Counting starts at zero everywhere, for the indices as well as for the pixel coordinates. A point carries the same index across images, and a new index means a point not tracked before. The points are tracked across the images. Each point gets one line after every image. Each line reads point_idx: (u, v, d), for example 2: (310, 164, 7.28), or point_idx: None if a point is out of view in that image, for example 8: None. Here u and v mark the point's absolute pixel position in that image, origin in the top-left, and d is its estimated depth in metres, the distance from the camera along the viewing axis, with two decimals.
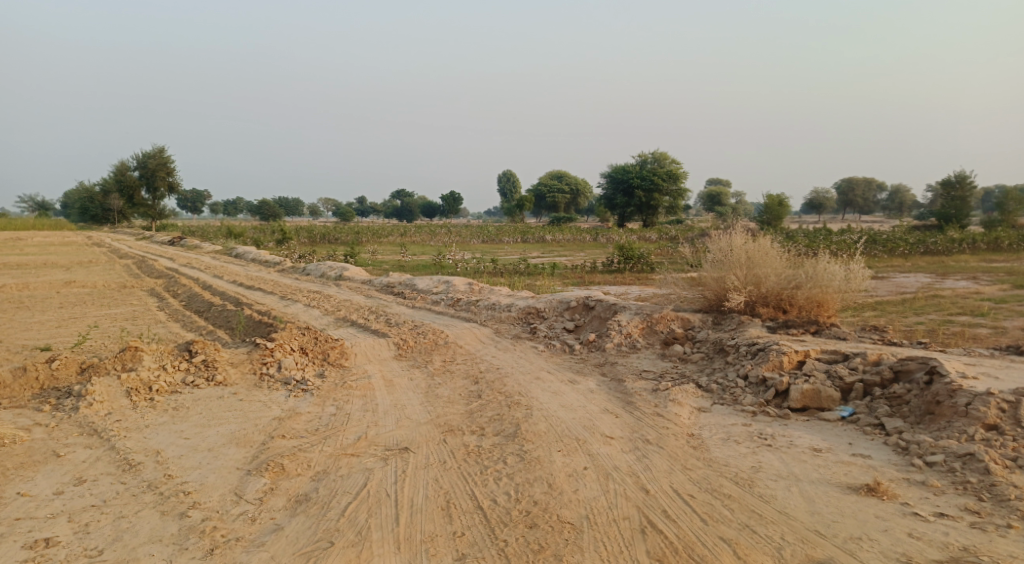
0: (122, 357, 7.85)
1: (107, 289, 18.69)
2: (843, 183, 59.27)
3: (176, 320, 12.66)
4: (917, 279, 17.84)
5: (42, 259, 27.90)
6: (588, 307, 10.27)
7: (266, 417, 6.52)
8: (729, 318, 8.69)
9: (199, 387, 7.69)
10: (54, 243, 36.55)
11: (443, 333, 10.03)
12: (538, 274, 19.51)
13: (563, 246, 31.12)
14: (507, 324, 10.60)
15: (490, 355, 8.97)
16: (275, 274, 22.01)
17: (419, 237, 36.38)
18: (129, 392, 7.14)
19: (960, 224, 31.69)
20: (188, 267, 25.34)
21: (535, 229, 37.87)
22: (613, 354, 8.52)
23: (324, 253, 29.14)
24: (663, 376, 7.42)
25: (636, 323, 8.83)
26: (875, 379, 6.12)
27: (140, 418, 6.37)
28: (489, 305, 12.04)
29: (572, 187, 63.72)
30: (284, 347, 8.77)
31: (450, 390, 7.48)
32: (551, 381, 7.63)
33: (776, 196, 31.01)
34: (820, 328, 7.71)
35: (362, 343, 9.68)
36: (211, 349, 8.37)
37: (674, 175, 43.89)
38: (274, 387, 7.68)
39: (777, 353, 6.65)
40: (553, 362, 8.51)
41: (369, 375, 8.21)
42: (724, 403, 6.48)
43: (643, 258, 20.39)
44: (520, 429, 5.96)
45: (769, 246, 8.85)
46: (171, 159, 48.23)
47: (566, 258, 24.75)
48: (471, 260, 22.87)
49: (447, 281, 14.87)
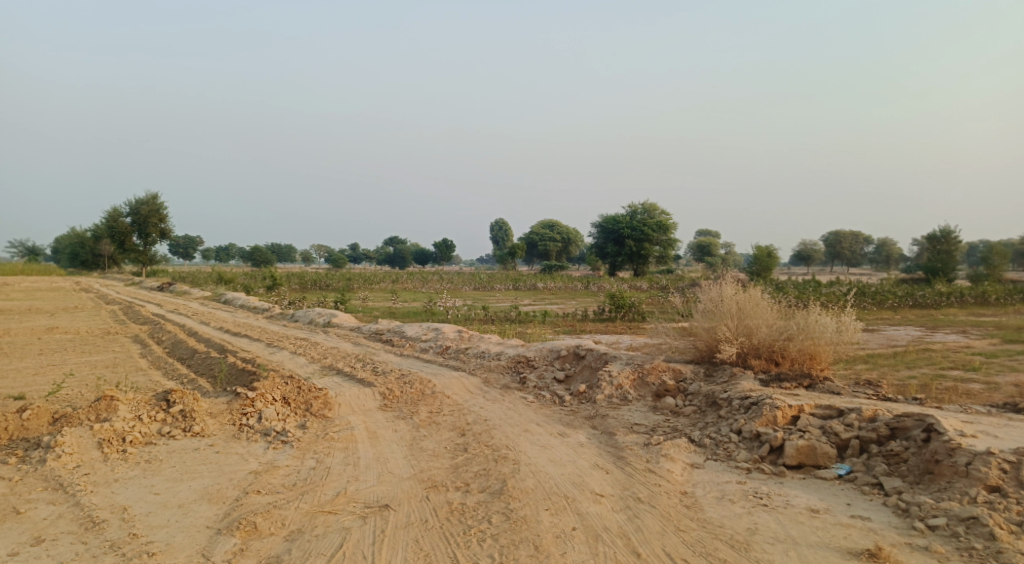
0: (97, 406, 7.59)
1: (90, 335, 18.37)
2: (831, 235, 59.90)
3: (158, 367, 12.37)
4: (907, 332, 17.81)
5: (27, 304, 27.55)
6: (579, 356, 10.10)
7: (242, 471, 6.26)
8: (721, 369, 8.54)
9: (175, 439, 7.42)
10: (41, 288, 36.23)
11: (431, 383, 9.82)
12: (529, 322, 19.37)
13: (554, 294, 31.06)
14: (496, 374, 10.39)
15: (478, 406, 8.75)
16: (263, 321, 21.77)
17: (411, 284, 36.29)
18: (101, 443, 6.87)
19: (947, 278, 31.92)
20: (175, 313, 25.05)
21: (526, 277, 37.86)
22: (604, 406, 8.32)
23: (314, 300, 28.95)
24: (655, 429, 7.22)
25: (627, 374, 8.67)
26: (871, 436, 5.96)
27: (110, 471, 6.10)
28: (478, 354, 11.85)
29: (563, 236, 64.07)
30: (266, 397, 8.52)
31: (436, 443, 7.24)
32: (540, 434, 7.41)
33: (765, 248, 31.22)
34: (813, 382, 7.56)
35: (346, 393, 9.44)
36: (190, 398, 8.12)
37: (665, 226, 44.21)
38: (252, 439, 7.42)
39: (771, 407, 6.49)
40: (542, 414, 8.30)
41: (352, 426, 7.96)
42: (718, 458, 6.28)
43: (634, 307, 20.32)
44: (507, 486, 5.73)
45: (761, 297, 8.77)
46: (164, 205, 48.25)
47: (557, 307, 24.65)
48: (462, 308, 22.73)
49: (436, 328, 14.70)
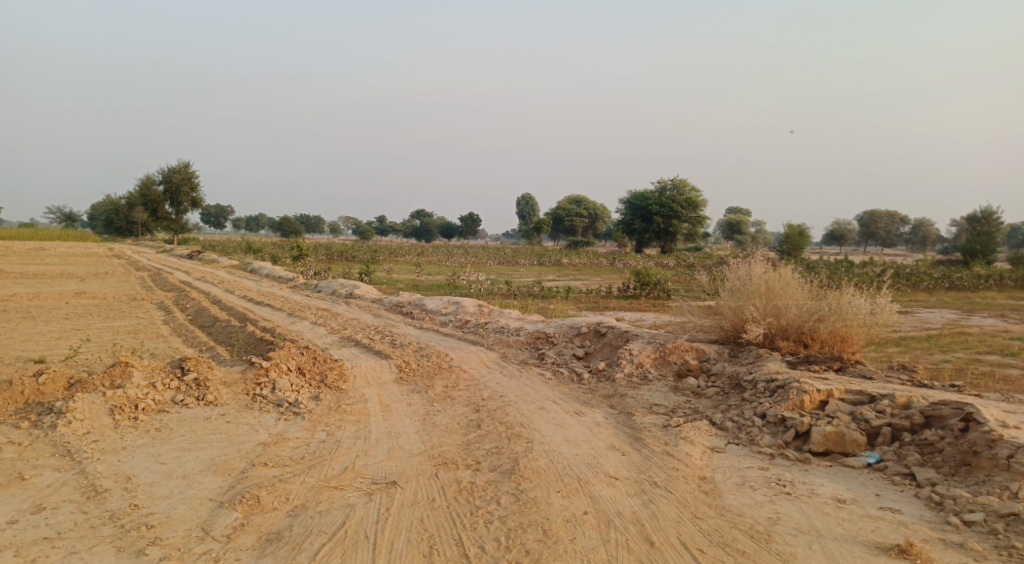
0: (111, 372, 7.56)
1: (116, 301, 18.55)
2: (865, 215, 58.46)
3: (179, 334, 12.37)
4: (942, 315, 17.23)
5: (60, 269, 27.98)
6: (599, 333, 9.85)
7: (251, 442, 6.16)
8: (746, 350, 8.24)
9: (187, 407, 7.35)
10: (75, 254, 36.81)
11: (448, 357, 9.66)
12: (552, 297, 19.13)
13: (579, 270, 30.75)
14: (514, 349, 10.19)
15: (494, 381, 8.57)
16: (287, 291, 21.83)
17: (436, 257, 36.19)
18: (113, 410, 6.83)
19: (985, 260, 30.91)
20: (201, 281, 25.24)
21: (551, 252, 37.57)
22: (623, 385, 8.09)
23: (339, 271, 29.02)
24: (675, 411, 6.98)
25: (648, 353, 8.44)
26: (904, 424, 5.65)
27: (119, 439, 6.04)
28: (498, 329, 11.65)
29: (591, 211, 63.42)
30: (280, 367, 8.43)
31: (449, 419, 7.08)
32: (556, 412, 7.21)
33: (796, 226, 30.47)
34: (844, 366, 7.23)
35: (363, 365, 9.33)
36: (204, 367, 8.05)
37: (694, 202, 43.43)
38: (264, 410, 7.33)
39: (798, 391, 6.19)
40: (559, 392, 8.09)
41: (366, 399, 7.83)
42: (740, 442, 6.03)
43: (659, 284, 19.95)
44: (519, 465, 5.55)
45: (790, 276, 8.41)
46: (196, 174, 48.66)
47: (581, 282, 24.36)
48: (485, 282, 22.55)
49: (457, 302, 14.53)
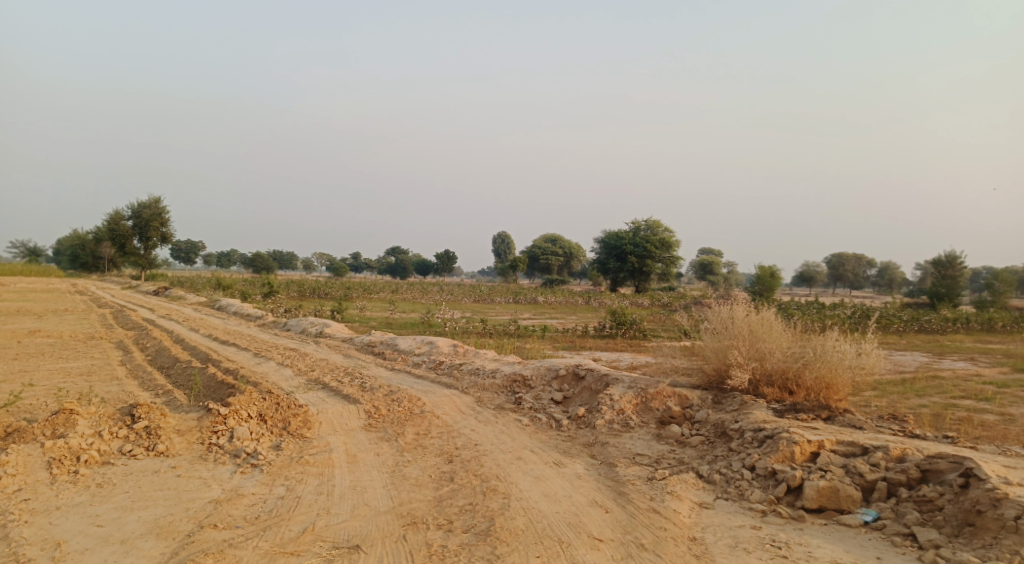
0: (53, 420, 7.00)
1: (73, 340, 17.75)
2: (833, 257, 59.36)
3: (135, 377, 11.73)
4: (914, 358, 17.18)
5: (17, 305, 26.94)
6: (578, 377, 9.49)
7: (202, 499, 5.65)
8: (730, 396, 7.93)
9: (135, 458, 6.80)
10: (36, 289, 35.64)
11: (420, 402, 9.20)
12: (528, 337, 18.77)
13: (554, 309, 30.55)
14: (490, 393, 9.76)
15: (469, 428, 8.12)
16: (255, 329, 21.17)
17: (410, 295, 35.72)
18: (51, 462, 6.28)
19: (951, 303, 31.35)
20: (166, 318, 24.42)
21: (526, 290, 37.32)
22: (604, 433, 7.72)
23: (310, 309, 28.39)
24: (659, 461, 6.62)
25: (629, 399, 8.09)
26: (900, 478, 5.36)
27: (53, 496, 5.50)
28: (473, 371, 11.21)
29: (566, 250, 63.64)
30: (240, 414, 7.91)
31: (420, 471, 6.62)
32: (533, 463, 6.79)
33: (768, 268, 30.65)
34: (832, 414, 6.94)
35: (329, 410, 8.83)
36: (156, 414, 7.52)
37: (667, 243, 43.70)
38: (220, 461, 6.80)
39: (788, 442, 5.88)
40: (537, 440, 7.68)
41: (331, 448, 7.34)
42: (729, 498, 5.67)
43: (635, 324, 19.71)
44: (494, 525, 5.14)
45: (773, 320, 8.16)
46: (167, 209, 47.74)
47: (557, 321, 24.06)
48: (460, 320, 22.14)
49: (430, 342, 14.08)
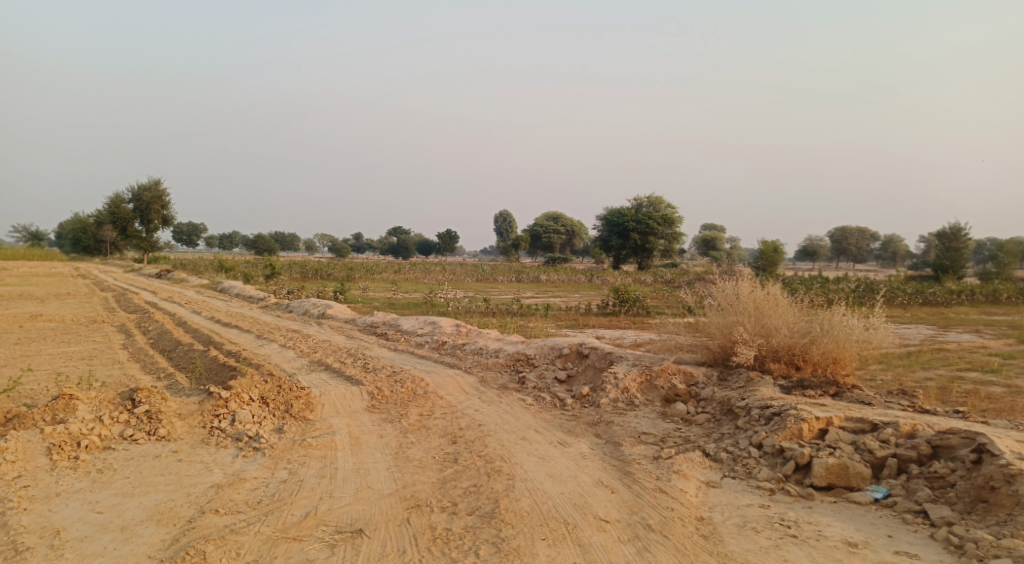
0: (53, 406, 6.94)
1: (75, 324, 17.70)
2: (836, 231, 59.01)
3: (137, 361, 11.67)
4: (920, 331, 17.05)
5: (20, 290, 26.91)
6: (582, 355, 9.40)
7: (203, 484, 5.59)
8: (736, 373, 7.83)
9: (136, 443, 6.74)
10: (39, 273, 35.59)
11: (423, 382, 9.13)
12: (531, 315, 18.67)
13: (557, 287, 30.44)
14: (493, 373, 9.67)
15: (472, 408, 8.05)
16: (257, 311, 21.11)
17: (412, 274, 35.62)
18: (51, 448, 6.22)
19: (956, 276, 31.13)
20: (168, 302, 24.36)
21: (529, 269, 37.15)
22: (608, 411, 7.64)
23: (313, 290, 28.31)
24: (664, 440, 6.54)
25: (633, 377, 8.01)
26: (911, 454, 5.27)
27: (53, 483, 5.45)
28: (476, 350, 11.12)
29: (568, 228, 63.39)
30: (241, 397, 7.83)
31: (423, 452, 6.55)
32: (538, 443, 6.72)
33: (771, 243, 30.43)
34: (840, 391, 6.84)
35: (332, 392, 8.76)
36: (157, 398, 7.45)
37: (670, 219, 43.42)
38: (222, 445, 6.74)
39: (796, 419, 5.79)
40: (541, 419, 7.61)
41: (333, 430, 7.27)
42: (736, 476, 5.60)
43: (639, 301, 19.59)
44: (499, 507, 5.07)
45: (779, 296, 8.03)
46: (167, 192, 47.52)
47: (559, 299, 23.96)
48: (462, 299, 22.04)
49: (433, 322, 13.99)
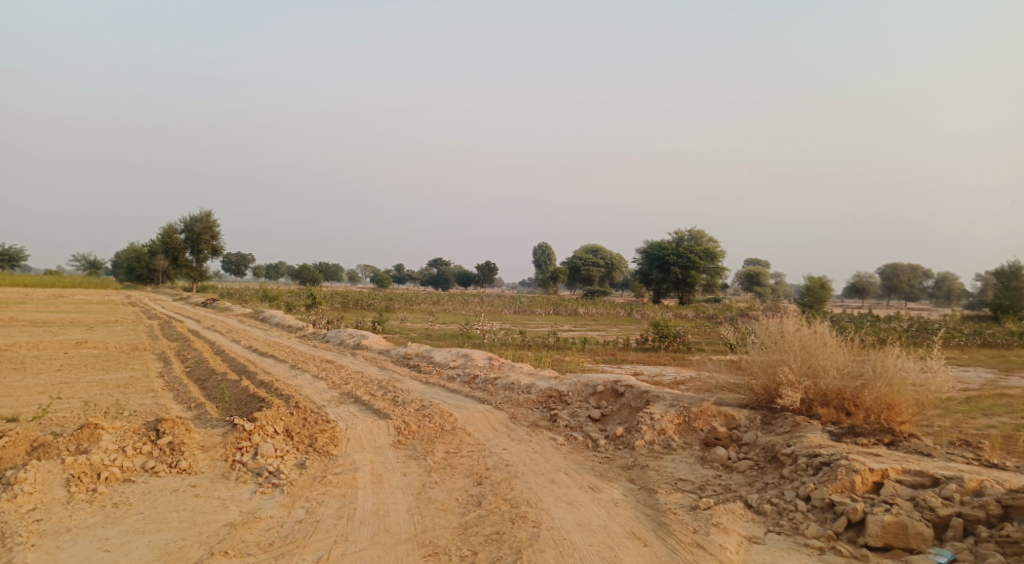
0: (78, 435, 6.86)
1: (117, 351, 17.97)
2: (887, 268, 57.21)
3: (170, 389, 11.67)
4: (979, 374, 16.12)
5: (71, 317, 27.64)
6: (617, 393, 9.00)
7: (216, 522, 5.40)
8: (781, 418, 7.37)
9: (156, 476, 6.60)
10: (91, 301, 36.63)
11: (452, 417, 8.85)
12: (567, 350, 18.28)
13: (596, 320, 30.00)
14: (524, 409, 9.34)
15: (501, 447, 7.73)
16: (295, 340, 21.20)
17: (451, 306, 35.56)
18: (70, 480, 6.11)
19: (1016, 316, 29.67)
20: (209, 330, 24.69)
21: (568, 301, 36.73)
22: (644, 455, 7.24)
23: (351, 320, 28.43)
24: (703, 488, 6.12)
25: (671, 418, 7.60)
26: (978, 515, 4.79)
27: (67, 517, 5.31)
28: (507, 385, 10.81)
29: (608, 261, 62.91)
30: (265, 430, 7.66)
31: (447, 494, 6.25)
32: (567, 487, 6.37)
33: (818, 279, 29.50)
34: (896, 440, 6.34)
35: (358, 425, 8.54)
36: (181, 429, 7.32)
37: (712, 253, 42.66)
38: (241, 480, 6.55)
39: (847, 471, 5.34)
40: (572, 460, 7.26)
41: (356, 467, 7.02)
42: (782, 532, 5.16)
43: (679, 337, 19.04)
44: (521, 560, 4.76)
45: (828, 335, 7.56)
46: (217, 223, 48.76)
47: (597, 334, 23.51)
48: (499, 331, 21.78)
49: (466, 354, 13.73)
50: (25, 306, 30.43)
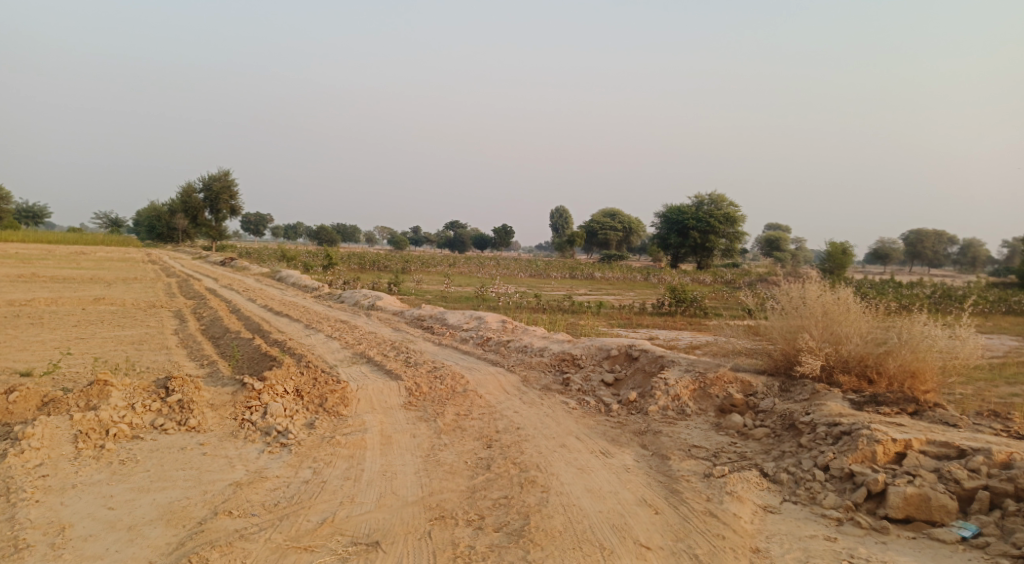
0: (87, 392, 6.83)
1: (135, 308, 18.07)
2: (911, 234, 56.22)
3: (184, 347, 11.69)
4: (1004, 343, 15.77)
5: (91, 274, 27.88)
6: (631, 357, 8.84)
7: (222, 481, 5.34)
8: (800, 385, 7.16)
9: (165, 434, 6.57)
10: (113, 259, 37.00)
11: (463, 379, 8.75)
12: (582, 313, 18.13)
13: (612, 284, 29.80)
14: (536, 372, 9.22)
15: (512, 410, 7.61)
16: (311, 300, 21.23)
17: (467, 268, 35.46)
18: (78, 436, 6.08)
19: None
20: (227, 289, 24.80)
21: (585, 265, 36.46)
22: (657, 420, 7.10)
23: (367, 281, 28.43)
24: (717, 456, 5.97)
25: (685, 384, 7.44)
26: (1006, 488, 4.59)
27: (73, 473, 5.28)
28: (520, 348, 10.69)
29: (625, 225, 62.35)
30: (275, 389, 7.60)
31: (456, 456, 6.16)
32: (578, 452, 6.25)
33: (839, 245, 29.00)
34: (919, 409, 6.12)
35: (369, 386, 8.46)
36: (191, 387, 7.26)
37: (732, 217, 42.04)
38: (250, 439, 6.50)
39: (869, 440, 5.15)
40: (584, 425, 7.13)
41: (365, 428, 6.94)
42: (798, 501, 5.01)
43: (696, 302, 18.80)
44: (528, 525, 4.67)
45: (851, 301, 7.29)
46: (236, 183, 48.72)
47: (614, 298, 23.32)
48: (514, 294, 21.65)
49: (479, 316, 13.62)
50: (46, 263, 30.75)
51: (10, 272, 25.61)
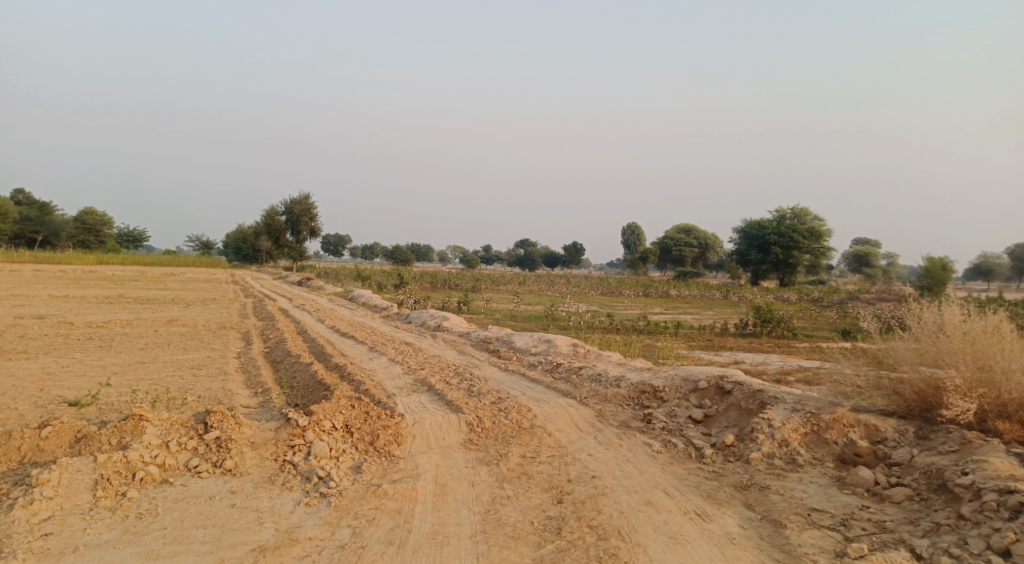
0: (120, 427, 6.18)
1: (206, 330, 17.93)
2: (1017, 248, 51.64)
3: (242, 373, 11.17)
4: None
5: (175, 295, 28.45)
6: (723, 391, 7.60)
7: (245, 545, 4.57)
8: (943, 432, 5.82)
9: (199, 477, 5.84)
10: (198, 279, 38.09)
11: (530, 413, 7.75)
12: (659, 334, 16.83)
13: (689, 303, 28.29)
14: (613, 406, 8.11)
15: (586, 452, 6.57)
16: (378, 321, 20.74)
17: (538, 287, 34.54)
18: (100, 481, 5.41)
19: None
20: (299, 309, 24.68)
21: (659, 283, 34.76)
22: (761, 472, 5.92)
23: (438, 301, 27.93)
24: (848, 525, 4.77)
25: (795, 426, 6.21)
26: None
27: (79, 530, 4.62)
28: (594, 377, 9.58)
29: (702, 241, 60.29)
30: (322, 426, 6.78)
31: (520, 513, 5.19)
32: (668, 511, 5.16)
33: (938, 259, 26.58)
34: None
35: (427, 420, 7.55)
36: (231, 423, 6.50)
37: (816, 231, 39.56)
38: (287, 487, 5.69)
39: None
40: (673, 474, 6.02)
41: (418, 473, 6.04)
42: None
43: (784, 322, 17.17)
44: None
45: (1005, 330, 5.92)
46: (316, 205, 49.47)
47: (692, 317, 21.90)
48: (586, 313, 20.56)
49: (548, 340, 12.60)
50: (135, 284, 31.67)
51: (101, 293, 26.44)
